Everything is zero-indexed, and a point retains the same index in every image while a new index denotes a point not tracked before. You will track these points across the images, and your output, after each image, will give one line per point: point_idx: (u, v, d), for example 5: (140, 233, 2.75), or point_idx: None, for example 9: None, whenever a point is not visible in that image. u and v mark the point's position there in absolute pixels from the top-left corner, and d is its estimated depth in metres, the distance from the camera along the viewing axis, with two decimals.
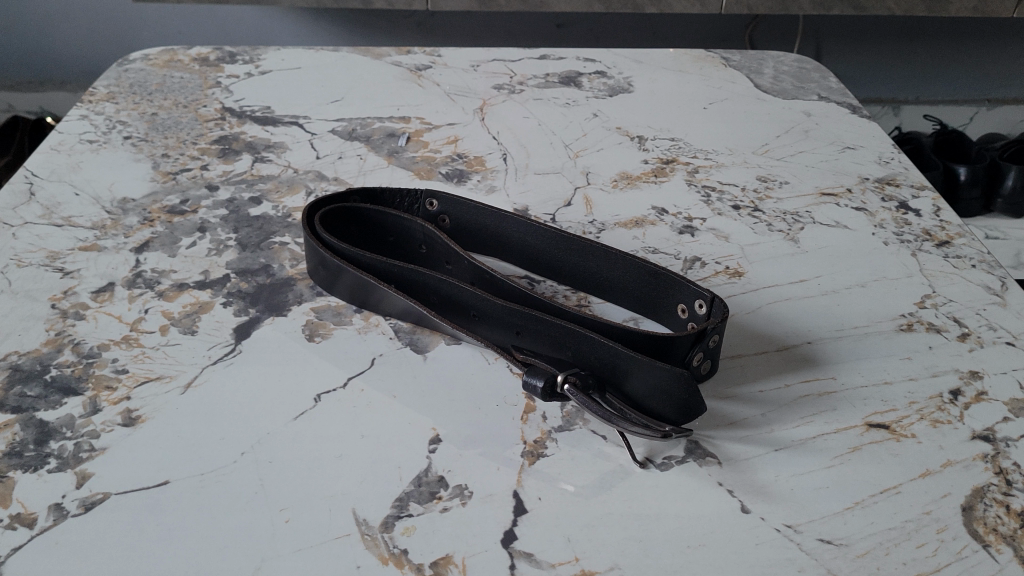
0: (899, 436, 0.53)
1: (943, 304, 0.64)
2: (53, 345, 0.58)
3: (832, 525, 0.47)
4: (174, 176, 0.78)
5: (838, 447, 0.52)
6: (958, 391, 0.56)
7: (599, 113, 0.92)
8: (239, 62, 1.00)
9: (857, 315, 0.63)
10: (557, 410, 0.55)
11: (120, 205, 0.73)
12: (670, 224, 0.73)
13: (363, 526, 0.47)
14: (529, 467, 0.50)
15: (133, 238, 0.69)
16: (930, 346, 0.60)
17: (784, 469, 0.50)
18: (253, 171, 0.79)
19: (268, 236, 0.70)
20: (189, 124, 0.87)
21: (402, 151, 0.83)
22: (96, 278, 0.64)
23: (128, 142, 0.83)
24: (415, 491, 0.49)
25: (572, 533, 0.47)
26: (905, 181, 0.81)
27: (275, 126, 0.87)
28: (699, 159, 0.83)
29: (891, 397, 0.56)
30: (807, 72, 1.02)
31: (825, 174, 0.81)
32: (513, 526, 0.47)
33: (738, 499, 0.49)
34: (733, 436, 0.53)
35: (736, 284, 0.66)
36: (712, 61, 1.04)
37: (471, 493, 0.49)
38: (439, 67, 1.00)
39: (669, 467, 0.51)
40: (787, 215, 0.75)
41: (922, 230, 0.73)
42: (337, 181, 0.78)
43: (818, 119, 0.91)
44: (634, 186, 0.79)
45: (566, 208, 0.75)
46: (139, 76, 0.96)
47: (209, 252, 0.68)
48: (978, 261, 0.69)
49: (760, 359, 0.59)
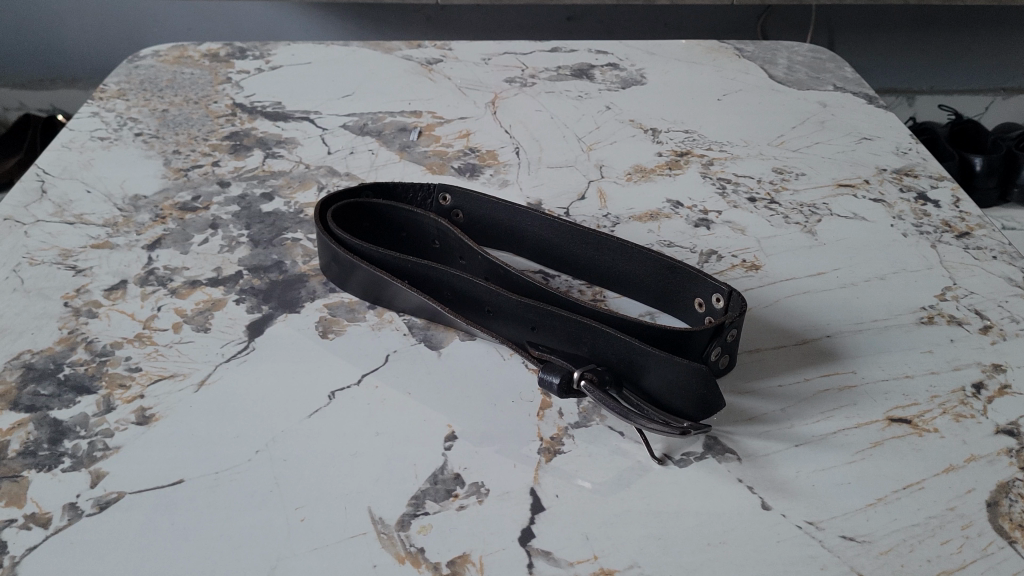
0: (920, 431, 0.52)
1: (964, 296, 0.63)
2: (66, 344, 0.58)
3: (854, 521, 0.46)
4: (185, 173, 0.78)
5: (859, 442, 0.51)
6: (981, 384, 0.55)
7: (611, 106, 0.91)
8: (250, 57, 0.99)
9: (878, 308, 0.62)
10: (573, 407, 0.54)
11: (132, 202, 0.73)
12: (685, 217, 0.73)
13: (379, 524, 0.46)
14: (546, 464, 0.50)
15: (145, 236, 0.69)
16: (952, 339, 0.59)
17: (805, 465, 0.50)
18: (265, 167, 0.79)
19: (280, 232, 0.70)
20: (200, 120, 0.86)
21: (414, 146, 0.83)
22: (109, 276, 0.64)
23: (139, 139, 0.83)
24: (432, 489, 0.48)
25: (590, 531, 0.46)
26: (923, 171, 0.79)
27: (286, 122, 0.86)
28: (714, 151, 0.82)
29: (913, 391, 0.55)
30: (822, 62, 1.00)
31: (842, 166, 0.80)
32: (530, 524, 0.46)
33: (759, 496, 0.48)
34: (752, 432, 0.52)
35: (754, 277, 0.65)
36: (725, 52, 1.02)
37: (488, 491, 0.48)
38: (449, 61, 0.99)
39: (688, 463, 0.50)
40: (803, 207, 0.74)
41: (941, 221, 0.72)
42: (349, 177, 0.78)
43: (834, 110, 0.90)
44: (649, 179, 0.78)
45: (579, 201, 0.74)
46: (149, 72, 0.96)
47: (221, 248, 0.68)
48: (999, 253, 0.68)
49: (779, 353, 0.58)
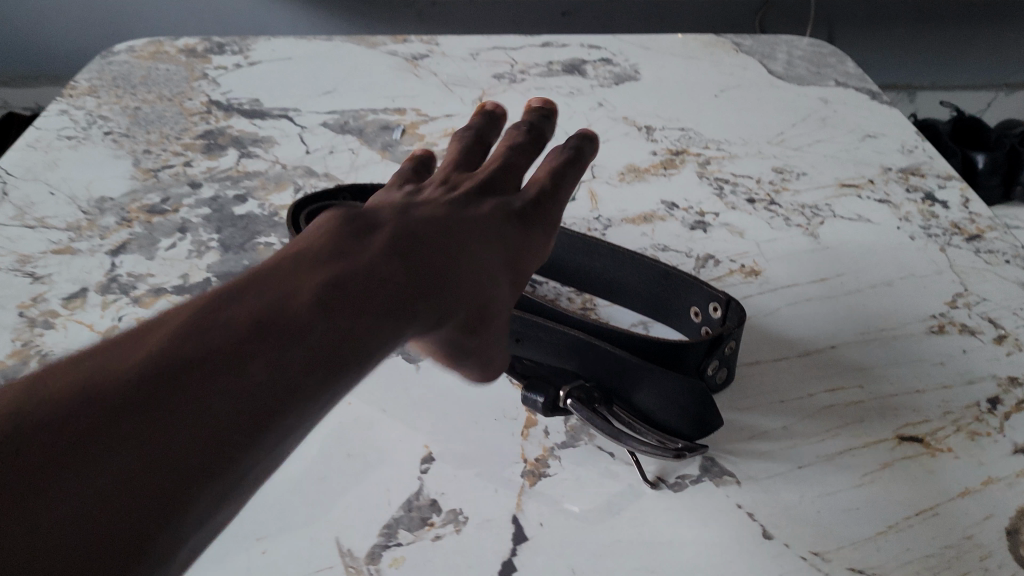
0: (933, 451, 0.48)
1: (976, 303, 0.59)
2: (19, 357, 0.54)
3: (863, 552, 0.43)
4: (155, 173, 0.74)
5: (868, 464, 0.47)
6: (998, 400, 0.51)
7: (604, 103, 0.87)
8: (228, 53, 0.95)
9: (885, 317, 0.58)
10: (560, 425, 0.50)
11: (97, 205, 0.69)
12: (680, 219, 0.69)
13: (347, 557, 0.42)
14: (530, 488, 0.46)
15: (109, 240, 0.65)
16: (964, 350, 0.55)
17: (810, 489, 0.46)
18: (239, 167, 0.75)
19: (253, 236, 0.66)
20: (173, 118, 0.83)
21: (397, 145, 0.79)
22: (68, 283, 0.60)
23: (108, 138, 0.79)
24: (405, 517, 0.45)
25: (577, 564, 0.42)
26: (930, 171, 0.76)
27: (263, 120, 0.82)
28: (710, 149, 0.79)
29: (924, 407, 0.51)
30: (822, 57, 0.97)
31: (845, 165, 0.76)
32: (512, 557, 0.43)
33: (760, 524, 0.44)
34: (753, 452, 0.48)
35: (753, 284, 0.62)
36: (722, 47, 0.99)
37: (467, 519, 0.44)
38: (436, 56, 0.95)
39: (683, 487, 0.46)
40: (805, 208, 0.70)
41: (950, 223, 0.68)
42: (327, 177, 0.74)
43: (836, 106, 0.86)
44: (642, 179, 0.74)
45: (569, 203, 0.71)
46: (123, 68, 0.92)
47: (189, 254, 0.64)
48: (1012, 256, 0.64)
49: (781, 366, 0.54)
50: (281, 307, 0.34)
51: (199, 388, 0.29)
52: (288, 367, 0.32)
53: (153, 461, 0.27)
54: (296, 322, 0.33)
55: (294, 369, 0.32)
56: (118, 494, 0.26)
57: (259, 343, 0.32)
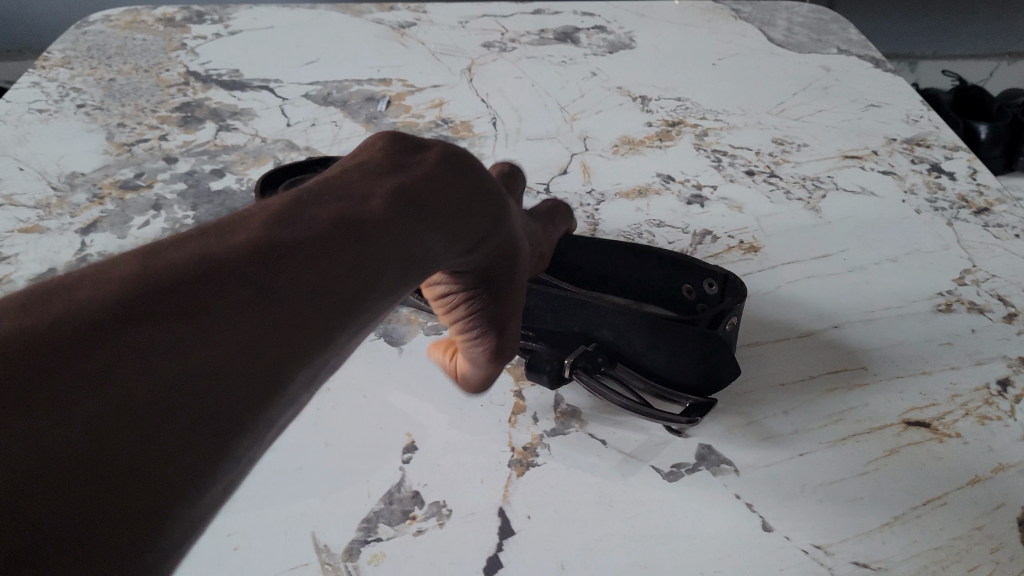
0: (941, 437, 0.46)
1: (985, 280, 0.57)
2: None
3: (868, 545, 0.41)
4: (129, 148, 0.71)
5: (872, 450, 0.45)
6: (1008, 381, 0.49)
7: (597, 72, 0.84)
8: (207, 22, 0.92)
9: (890, 294, 0.56)
10: (550, 411, 0.48)
11: (68, 181, 0.67)
12: (676, 193, 0.66)
13: (323, 554, 0.40)
14: (517, 479, 0.44)
15: (79, 218, 0.62)
16: (972, 329, 0.53)
17: (812, 478, 0.44)
18: (216, 141, 0.72)
19: (230, 213, 0.63)
20: (149, 90, 0.79)
21: (381, 117, 0.76)
22: (35, 264, 0.58)
23: (81, 111, 0.76)
24: (386, 510, 0.42)
25: (567, 560, 0.40)
26: (936, 141, 0.73)
27: (243, 91, 0.79)
28: (708, 120, 0.76)
29: (930, 390, 0.49)
30: (824, 24, 0.93)
31: (847, 135, 0.74)
32: (497, 552, 0.41)
33: (759, 515, 0.42)
34: (752, 439, 0.46)
35: (752, 261, 0.59)
36: (721, 13, 0.95)
37: (450, 512, 0.42)
38: (423, 24, 0.92)
39: (679, 477, 0.44)
40: (806, 181, 0.68)
41: (957, 196, 0.66)
42: (309, 151, 0.71)
43: (838, 75, 0.83)
44: (637, 152, 0.71)
45: (561, 176, 0.68)
46: (98, 38, 0.88)
47: (163, 232, 0.61)
48: (1022, 230, 0.62)
49: (781, 348, 0.52)
50: (353, 209, 0.31)
51: (308, 262, 0.27)
52: (368, 267, 0.29)
53: (239, 343, 0.23)
54: (370, 226, 0.30)
55: (357, 289, 0.28)
56: (224, 358, 0.23)
57: (328, 250, 0.28)
